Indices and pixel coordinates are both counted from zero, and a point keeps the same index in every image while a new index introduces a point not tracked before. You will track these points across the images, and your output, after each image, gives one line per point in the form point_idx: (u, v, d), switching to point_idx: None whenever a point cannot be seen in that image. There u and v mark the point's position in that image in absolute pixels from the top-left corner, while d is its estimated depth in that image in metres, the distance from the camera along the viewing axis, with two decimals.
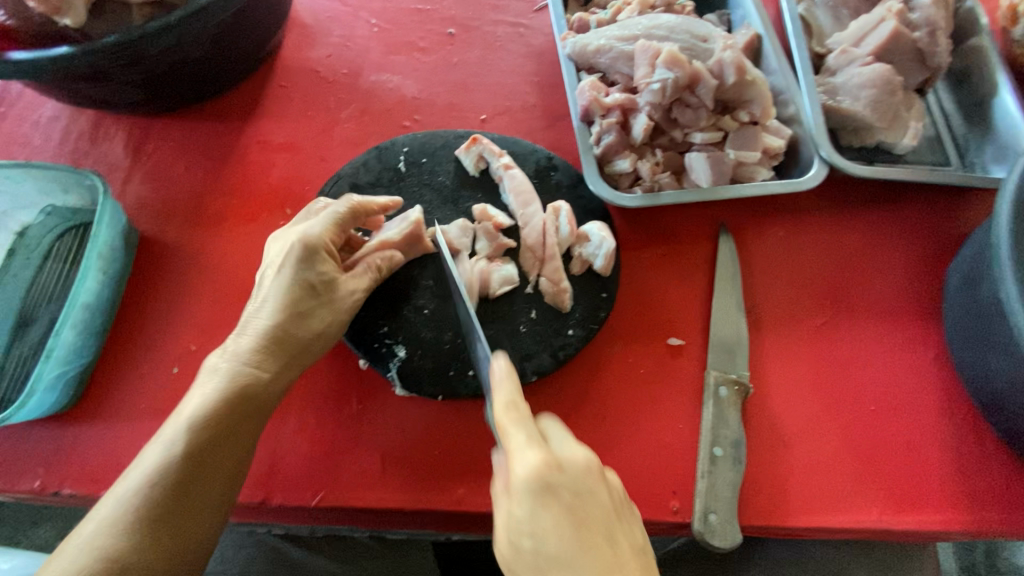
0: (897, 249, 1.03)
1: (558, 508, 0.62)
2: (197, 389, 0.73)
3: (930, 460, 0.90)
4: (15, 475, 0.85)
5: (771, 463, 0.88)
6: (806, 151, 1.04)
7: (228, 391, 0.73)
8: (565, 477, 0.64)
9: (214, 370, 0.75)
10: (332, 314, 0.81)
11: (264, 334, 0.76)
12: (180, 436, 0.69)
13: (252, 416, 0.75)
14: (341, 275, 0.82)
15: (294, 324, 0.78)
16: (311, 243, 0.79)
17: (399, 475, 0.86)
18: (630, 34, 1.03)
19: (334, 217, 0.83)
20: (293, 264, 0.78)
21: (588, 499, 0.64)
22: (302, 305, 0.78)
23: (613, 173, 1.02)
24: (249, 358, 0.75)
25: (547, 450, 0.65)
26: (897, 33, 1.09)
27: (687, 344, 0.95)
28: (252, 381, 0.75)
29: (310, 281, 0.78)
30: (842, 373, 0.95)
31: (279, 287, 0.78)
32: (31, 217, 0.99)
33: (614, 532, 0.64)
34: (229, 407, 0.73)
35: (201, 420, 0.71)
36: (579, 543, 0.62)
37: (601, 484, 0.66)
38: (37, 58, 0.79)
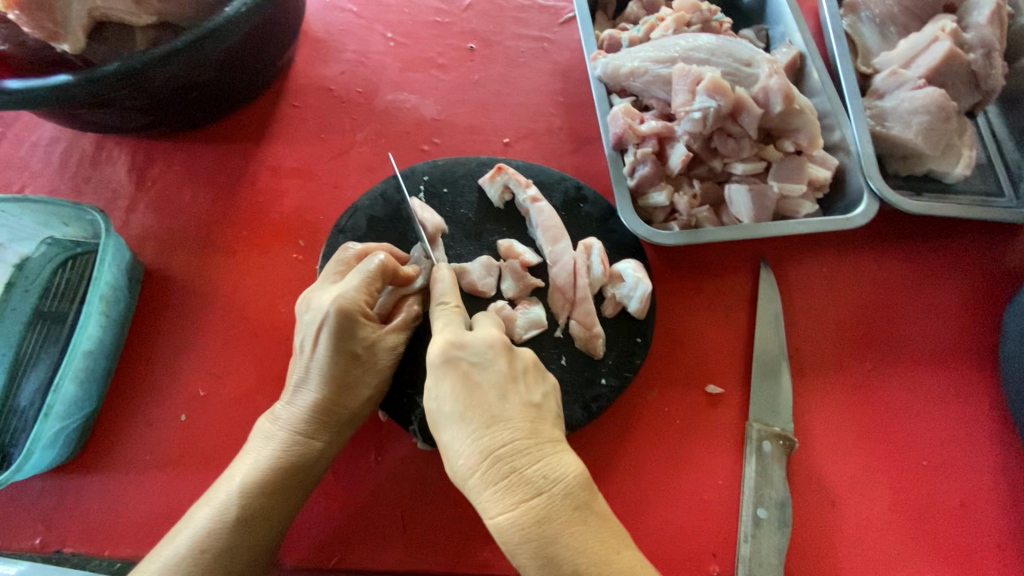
0: (948, 288, 0.97)
1: (456, 377, 0.68)
2: (250, 455, 0.73)
3: (988, 521, 0.84)
4: (14, 531, 0.80)
5: (817, 524, 0.83)
6: (854, 183, 0.97)
7: (281, 464, 0.71)
8: (466, 353, 0.69)
9: (268, 437, 0.73)
10: (376, 378, 0.77)
11: (311, 405, 0.74)
12: (232, 509, 0.67)
13: (306, 484, 0.74)
14: (380, 334, 0.78)
15: (341, 393, 0.74)
16: (347, 312, 0.72)
17: (422, 536, 0.80)
18: (667, 56, 0.96)
19: (366, 276, 0.74)
20: (332, 334, 0.72)
21: (485, 368, 0.69)
22: (346, 375, 0.74)
23: (648, 206, 0.95)
24: (300, 428, 0.73)
25: (454, 330, 0.72)
26: (952, 54, 1.01)
27: (726, 392, 0.89)
28: (304, 452, 0.73)
29: (351, 350, 0.74)
30: (892, 424, 0.89)
31: (320, 357, 0.73)
32: (30, 249, 0.93)
33: (510, 396, 0.68)
34: (283, 480, 0.71)
35: (255, 495, 0.69)
36: (469, 411, 0.67)
37: (506, 357, 0.71)
38: (32, 88, 0.73)
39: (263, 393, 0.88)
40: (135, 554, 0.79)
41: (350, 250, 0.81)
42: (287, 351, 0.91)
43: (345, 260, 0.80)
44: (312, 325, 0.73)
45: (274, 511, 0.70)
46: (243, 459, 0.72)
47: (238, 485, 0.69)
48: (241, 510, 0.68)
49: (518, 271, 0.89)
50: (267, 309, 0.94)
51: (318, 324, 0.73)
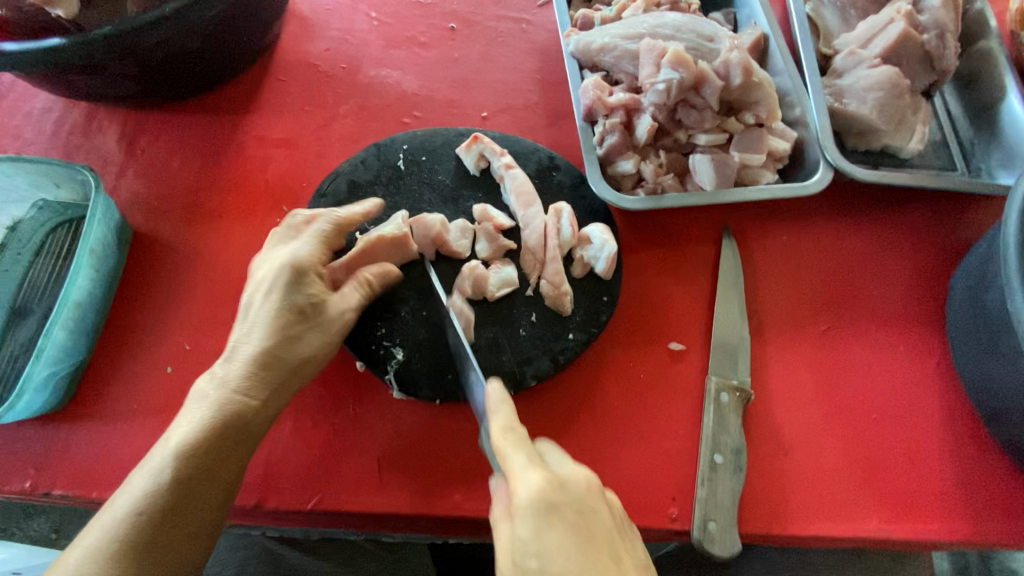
0: (901, 255, 1.02)
1: (563, 526, 0.63)
2: (183, 418, 0.72)
3: (931, 469, 0.89)
4: (5, 475, 0.83)
5: (771, 471, 0.88)
6: (812, 154, 1.02)
7: (215, 423, 0.71)
8: (567, 496, 0.65)
9: (202, 399, 0.73)
10: (322, 337, 0.79)
11: (251, 361, 0.75)
12: (168, 468, 0.69)
13: (244, 443, 0.74)
14: (328, 296, 0.80)
15: (285, 349, 0.76)
16: (300, 268, 0.78)
17: (397, 480, 0.85)
18: (635, 32, 1.01)
19: (319, 237, 0.82)
20: (282, 288, 0.77)
21: (591, 515, 0.66)
22: (290, 331, 0.76)
23: (616, 174, 1.00)
24: (236, 386, 0.74)
25: (547, 471, 0.66)
26: (906, 35, 1.07)
27: (688, 349, 0.94)
28: (240, 409, 0.73)
29: (298, 305, 0.77)
30: (844, 380, 0.94)
31: (266, 313, 0.76)
32: (23, 211, 0.97)
33: (618, 549, 0.66)
34: (215, 439, 0.71)
35: (191, 452, 0.70)
36: (586, 564, 0.62)
37: (602, 502, 0.68)
38: (28, 49, 0.77)
39: None
40: None
41: (298, 216, 0.85)
42: None
43: (293, 225, 0.84)
44: (261, 283, 0.78)
45: (208, 468, 0.71)
46: (177, 421, 0.73)
47: (174, 446, 0.70)
48: (176, 466, 0.69)
49: (493, 234, 0.94)
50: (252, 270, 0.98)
51: (268, 279, 0.77)
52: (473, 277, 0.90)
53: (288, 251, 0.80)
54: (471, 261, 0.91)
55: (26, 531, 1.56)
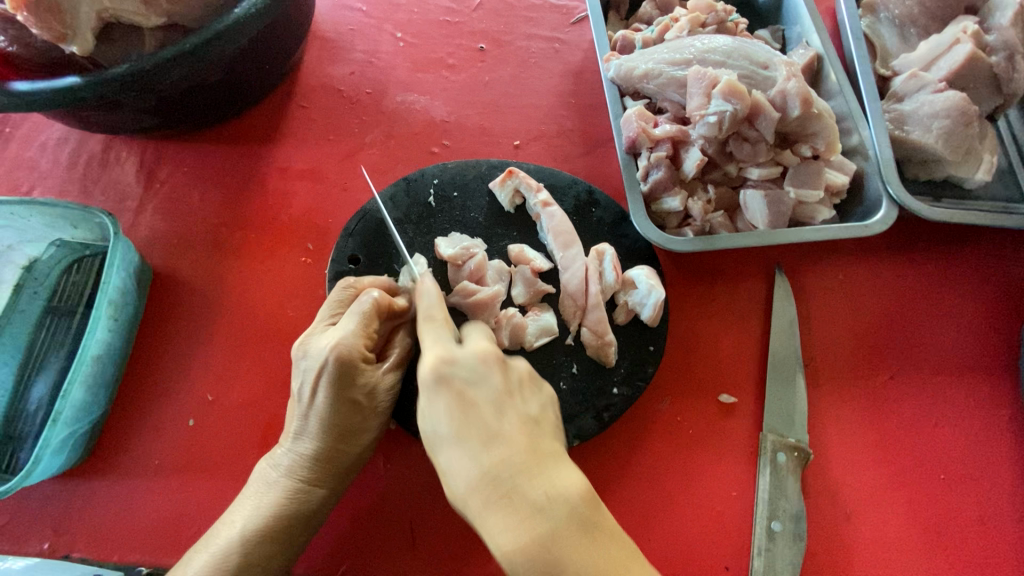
0: (967, 297, 0.95)
1: (450, 396, 0.60)
2: (248, 503, 0.70)
3: (1008, 536, 0.82)
4: (22, 536, 0.79)
5: (831, 537, 0.81)
6: (872, 187, 0.95)
7: (282, 513, 0.69)
8: (457, 369, 0.61)
9: (269, 483, 0.71)
10: (380, 420, 0.75)
11: (313, 453, 0.71)
12: (229, 559, 0.65)
13: (304, 537, 0.71)
14: (381, 377, 0.74)
15: (346, 440, 0.72)
16: (347, 358, 0.69)
17: (430, 546, 0.79)
18: (681, 58, 0.95)
19: (363, 319, 0.71)
20: (333, 383, 0.68)
21: (479, 385, 0.61)
22: (348, 420, 0.71)
23: (661, 211, 0.93)
24: (302, 476, 0.71)
25: (445, 346, 0.63)
26: (974, 56, 0.99)
27: (739, 402, 0.88)
28: (306, 500, 0.70)
29: (354, 396, 0.70)
30: (909, 436, 0.87)
31: (320, 405, 0.70)
32: (39, 251, 0.93)
33: (505, 405, 0.61)
34: (284, 528, 0.69)
35: (254, 545, 0.67)
36: (462, 430, 0.58)
37: (499, 369, 0.63)
38: (42, 90, 0.72)
39: (271, 398, 0.88)
40: (142, 560, 0.79)
41: (347, 287, 0.79)
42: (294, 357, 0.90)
43: (336, 301, 0.77)
44: (308, 372, 0.70)
45: (271, 561, 0.68)
46: (242, 504, 0.70)
47: (237, 533, 0.67)
48: (237, 559, 0.66)
49: (532, 279, 0.88)
50: (275, 314, 0.93)
51: (318, 372, 0.69)
52: (511, 326, 0.84)
53: (334, 335, 0.71)
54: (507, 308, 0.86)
55: None
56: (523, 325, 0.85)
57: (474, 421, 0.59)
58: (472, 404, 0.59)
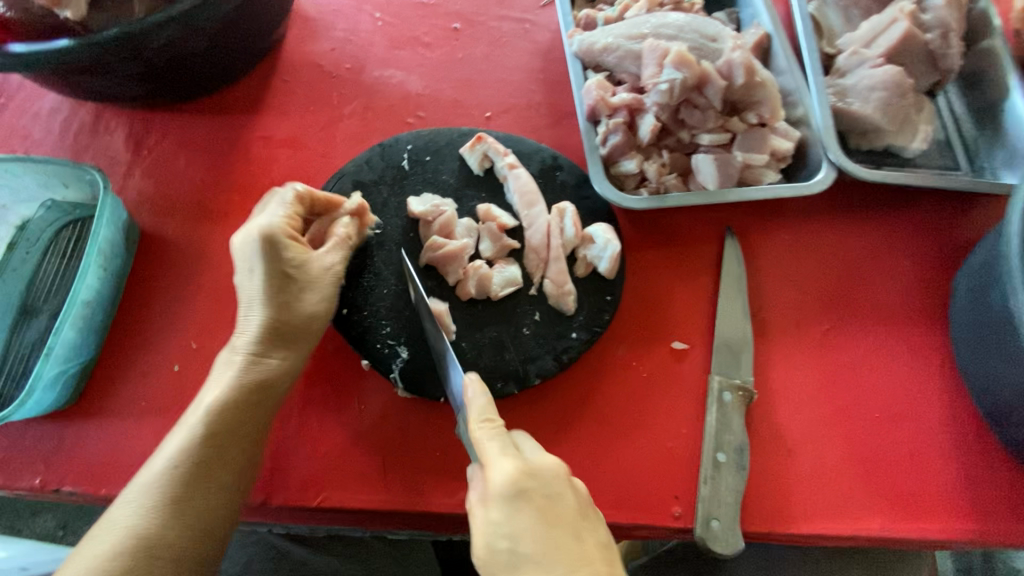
0: (904, 255, 1.03)
1: (531, 509, 0.68)
2: (212, 383, 0.79)
3: (934, 467, 0.90)
4: (16, 471, 0.84)
5: (773, 470, 0.88)
6: (815, 153, 1.02)
7: (240, 382, 0.78)
8: (535, 482, 0.70)
9: (228, 362, 0.80)
10: (320, 291, 0.82)
11: (260, 325, 0.80)
12: (198, 428, 0.74)
13: (268, 404, 0.79)
14: (312, 255, 0.83)
15: (289, 311, 0.81)
16: (271, 232, 0.79)
17: (400, 477, 0.85)
18: (638, 33, 1.02)
19: (284, 205, 0.83)
20: (260, 257, 0.79)
21: (556, 500, 0.70)
22: (282, 292, 0.80)
23: (619, 174, 1.00)
24: (253, 349, 0.79)
25: (521, 460, 0.71)
26: (909, 34, 1.08)
27: (691, 348, 0.95)
28: (261, 371, 0.79)
29: (282, 269, 0.80)
30: (846, 379, 0.94)
31: (256, 280, 0.80)
32: (31, 211, 0.98)
33: (580, 529, 0.70)
34: (243, 396, 0.77)
35: (217, 413, 0.75)
36: (547, 541, 0.67)
37: (568, 487, 0.72)
38: (37, 51, 0.78)
39: None
40: None
41: (291, 189, 0.86)
42: None
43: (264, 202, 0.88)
44: (243, 256, 0.80)
45: (236, 424, 0.76)
46: (208, 385, 0.79)
47: (204, 408, 0.76)
48: (205, 427, 0.74)
49: (496, 236, 0.95)
50: None
51: (248, 253, 0.79)
52: (477, 277, 0.90)
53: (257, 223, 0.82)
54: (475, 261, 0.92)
55: (32, 529, 1.57)
56: (489, 276, 0.91)
57: (561, 543, 0.68)
58: (561, 540, 0.68)
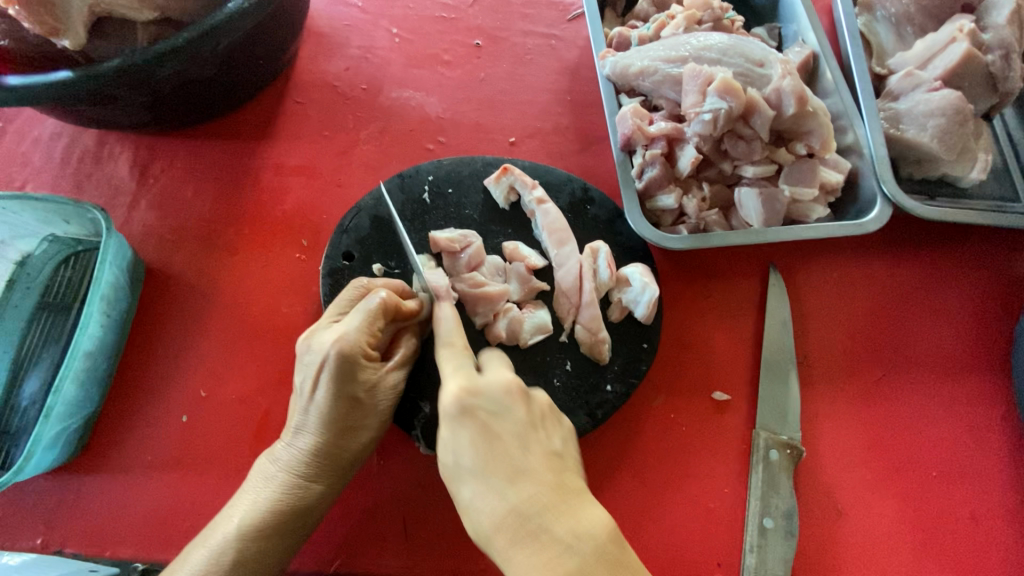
0: (961, 296, 0.95)
1: (473, 426, 0.63)
2: (247, 497, 0.70)
3: (998, 532, 0.83)
4: (15, 531, 0.80)
5: (824, 535, 0.81)
6: (867, 186, 0.95)
7: (281, 508, 0.69)
8: (481, 400, 0.64)
9: (267, 479, 0.71)
10: (379, 418, 0.75)
11: (311, 448, 0.71)
12: (227, 558, 0.66)
13: (303, 529, 0.72)
14: (384, 376, 0.74)
15: (342, 436, 0.72)
16: (348, 355, 0.69)
17: (423, 541, 0.80)
18: (677, 55, 0.94)
19: (369, 315, 0.71)
20: (334, 378, 0.69)
21: (503, 416, 0.65)
22: (347, 418, 0.72)
23: (656, 209, 0.93)
24: (298, 473, 0.71)
25: (472, 377, 0.66)
26: (969, 56, 0.99)
27: (733, 399, 0.88)
28: (304, 496, 0.71)
29: (354, 392, 0.71)
30: (901, 433, 0.88)
31: (321, 399, 0.70)
32: (31, 246, 0.93)
33: (529, 439, 0.65)
34: (284, 525, 0.70)
35: (249, 542, 0.67)
36: (488, 456, 0.62)
37: (521, 402, 0.67)
38: (33, 84, 0.72)
39: (265, 395, 0.88)
40: (136, 555, 0.79)
41: (360, 285, 0.80)
42: (288, 354, 0.90)
43: (344, 299, 0.77)
44: (314, 366, 0.69)
45: (269, 556, 0.69)
46: (240, 499, 0.71)
47: (235, 530, 0.67)
48: (237, 554, 0.66)
49: (525, 277, 0.88)
50: (269, 310, 0.93)
51: (319, 367, 0.69)
52: (507, 322, 0.84)
53: (335, 330, 0.71)
54: (505, 304, 0.86)
55: None
56: (519, 322, 0.85)
57: (499, 459, 0.62)
58: (497, 456, 0.62)
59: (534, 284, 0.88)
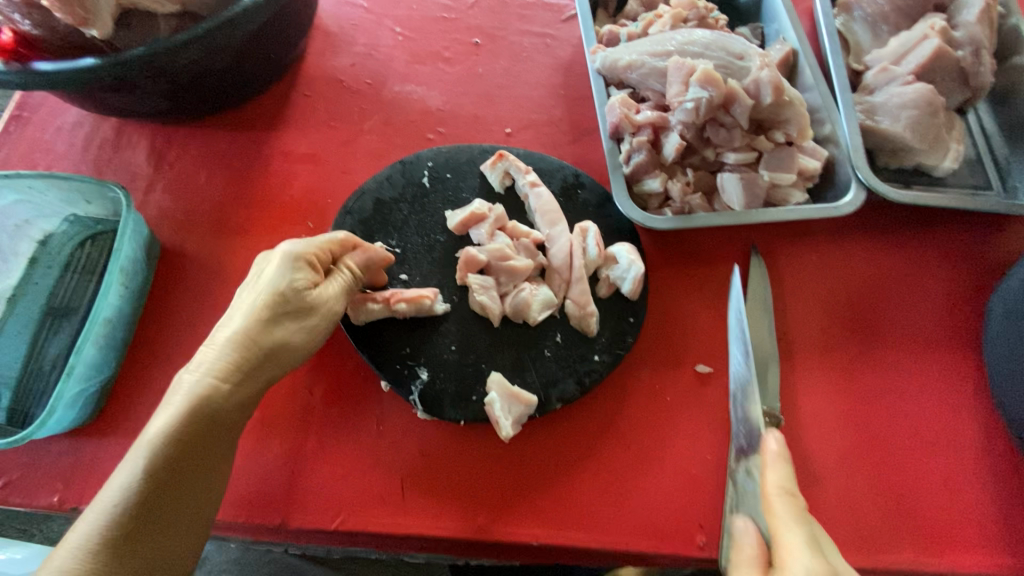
0: (934, 279, 1.00)
1: None
2: (161, 407, 0.67)
3: (969, 499, 0.86)
4: (33, 489, 0.84)
5: (802, 500, 0.85)
6: (843, 172, 1.00)
7: (197, 407, 0.67)
8: None
9: (180, 385, 0.69)
10: (304, 325, 0.77)
11: (230, 344, 0.71)
12: (145, 463, 0.64)
13: (218, 435, 0.70)
14: (318, 287, 0.78)
15: (264, 333, 0.73)
16: (295, 256, 0.76)
17: (419, 501, 0.84)
18: (663, 50, 1.00)
19: (325, 239, 0.81)
20: (273, 271, 0.75)
21: None
22: (274, 315, 0.74)
23: (642, 192, 0.99)
24: (211, 371, 0.69)
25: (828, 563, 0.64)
26: (940, 51, 1.05)
27: (715, 372, 0.93)
28: (215, 396, 0.69)
29: (285, 288, 0.74)
30: (877, 405, 0.92)
31: (255, 295, 0.74)
32: (53, 225, 0.98)
33: None
34: (198, 426, 0.67)
35: (167, 442, 0.65)
36: None
37: None
38: (63, 69, 0.78)
39: None
40: None
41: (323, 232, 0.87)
42: None
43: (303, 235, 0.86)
44: (257, 274, 0.77)
45: (189, 455, 0.66)
46: (155, 412, 0.67)
47: (151, 438, 0.65)
48: (154, 461, 0.64)
49: (501, 253, 0.91)
50: None
51: (265, 267, 0.76)
52: (516, 299, 0.89)
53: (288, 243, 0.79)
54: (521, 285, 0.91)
55: (45, 534, 1.59)
56: (529, 299, 0.89)
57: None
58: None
59: (508, 259, 0.91)
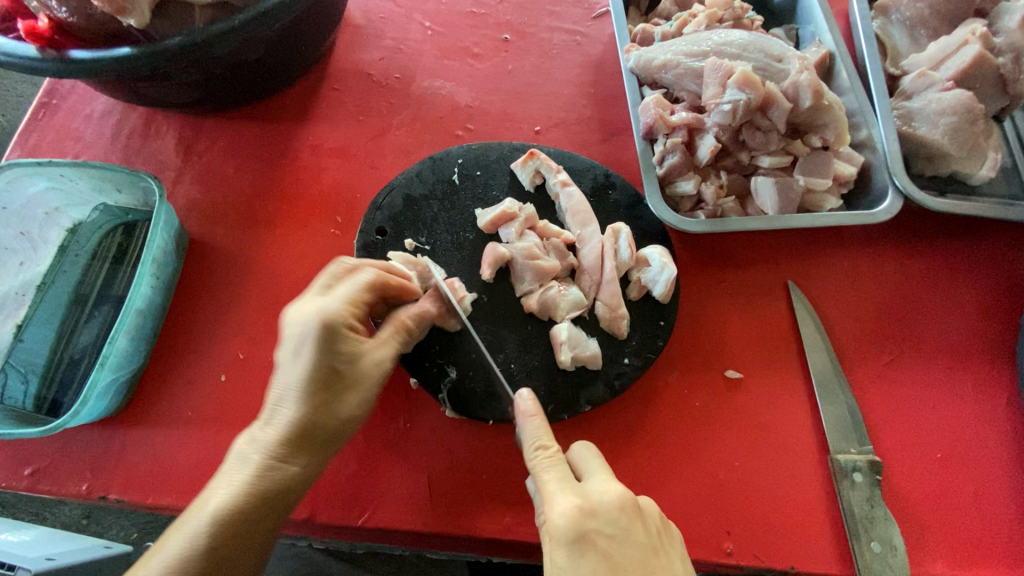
0: (967, 289, 0.99)
1: (595, 553, 0.65)
2: (222, 480, 0.69)
3: (999, 513, 0.85)
4: (62, 477, 0.84)
5: (831, 508, 0.84)
6: (879, 178, 0.99)
7: (256, 491, 0.68)
8: (598, 522, 0.66)
9: (241, 462, 0.70)
10: (360, 395, 0.75)
11: (287, 425, 0.71)
12: (205, 538, 0.66)
13: (281, 509, 0.71)
14: (363, 349, 0.75)
15: (318, 411, 0.71)
16: (331, 323, 0.71)
17: (444, 500, 0.83)
18: (698, 50, 0.99)
19: (357, 291, 0.75)
20: (315, 347, 0.70)
21: (623, 539, 0.66)
22: (326, 392, 0.72)
23: (675, 194, 0.98)
24: (269, 453, 0.70)
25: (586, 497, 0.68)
26: (981, 57, 1.03)
27: (745, 377, 0.92)
28: (276, 478, 0.70)
29: (333, 363, 0.71)
30: (908, 415, 0.90)
31: (301, 372, 0.71)
32: (84, 214, 0.98)
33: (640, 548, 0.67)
34: (259, 502, 0.69)
35: (227, 523, 0.67)
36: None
37: (635, 519, 0.68)
38: (99, 58, 0.79)
39: None
40: (176, 503, 0.83)
41: (344, 264, 0.80)
42: None
43: (333, 275, 0.79)
44: (293, 340, 0.71)
45: (249, 535, 0.68)
46: (215, 483, 0.70)
47: (211, 514, 0.67)
48: (213, 540, 0.66)
49: (529, 251, 0.90)
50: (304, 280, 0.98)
51: (302, 336, 0.71)
52: (544, 297, 0.89)
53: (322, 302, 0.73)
54: (552, 283, 0.91)
55: (57, 517, 1.60)
56: (556, 299, 0.89)
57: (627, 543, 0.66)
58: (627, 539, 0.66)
59: (536, 258, 0.90)
